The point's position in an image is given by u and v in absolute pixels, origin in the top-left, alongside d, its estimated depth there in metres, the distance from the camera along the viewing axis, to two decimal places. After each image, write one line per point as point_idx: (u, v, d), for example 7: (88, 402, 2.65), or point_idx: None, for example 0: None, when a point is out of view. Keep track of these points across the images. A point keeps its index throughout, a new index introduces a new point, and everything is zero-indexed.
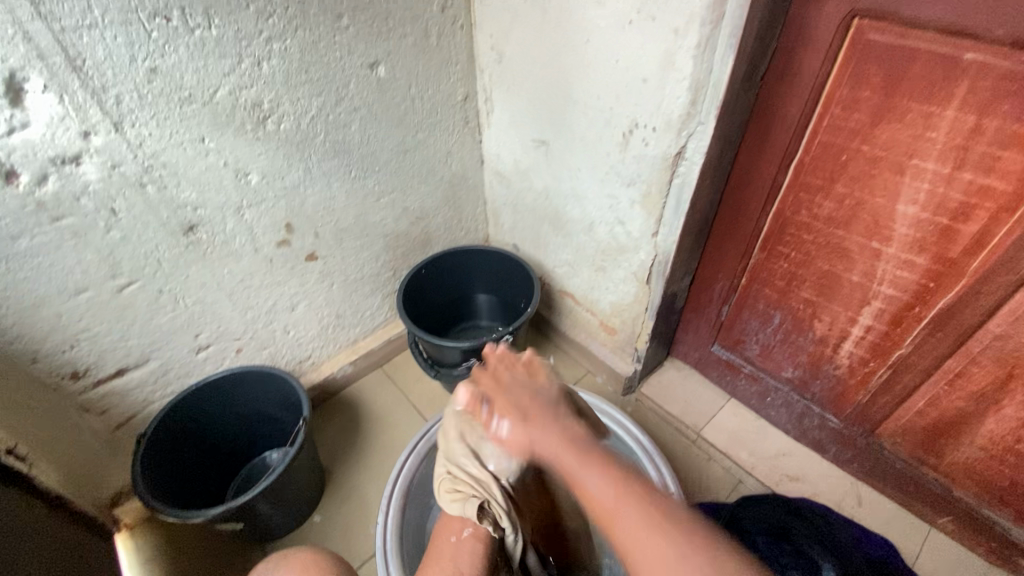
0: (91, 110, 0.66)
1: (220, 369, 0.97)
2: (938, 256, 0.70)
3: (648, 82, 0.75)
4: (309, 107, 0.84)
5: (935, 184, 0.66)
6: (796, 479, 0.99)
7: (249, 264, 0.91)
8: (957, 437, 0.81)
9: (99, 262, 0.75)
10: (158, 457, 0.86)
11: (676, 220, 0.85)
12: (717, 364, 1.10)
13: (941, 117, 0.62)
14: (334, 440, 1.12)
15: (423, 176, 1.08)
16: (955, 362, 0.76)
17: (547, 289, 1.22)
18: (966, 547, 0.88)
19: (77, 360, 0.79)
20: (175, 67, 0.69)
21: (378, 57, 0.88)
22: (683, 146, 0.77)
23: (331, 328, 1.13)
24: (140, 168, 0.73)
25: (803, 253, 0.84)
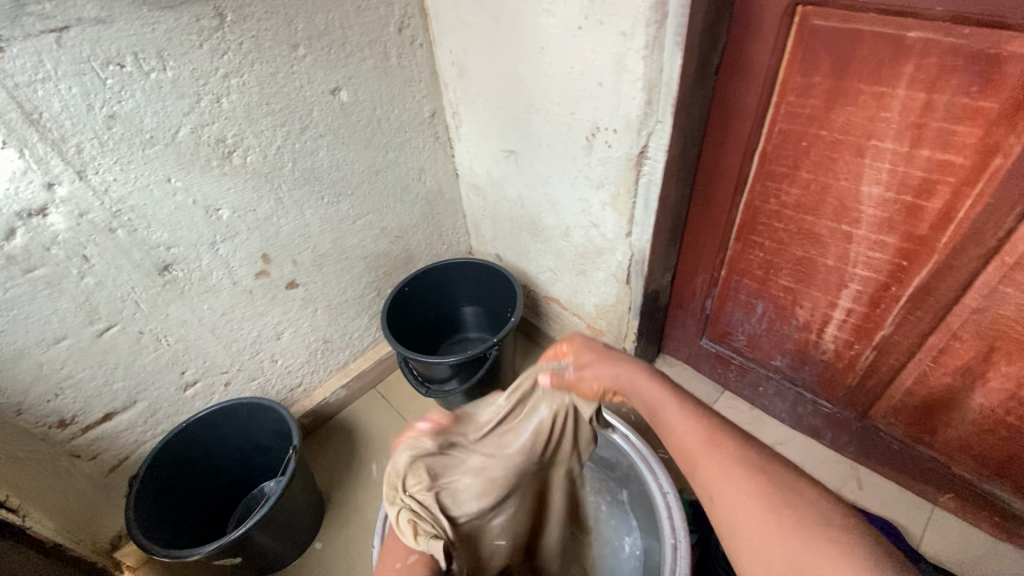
0: (52, 161, 0.66)
1: (209, 405, 0.97)
2: (907, 234, 0.70)
3: (604, 85, 0.75)
4: (273, 138, 0.85)
5: (895, 163, 0.66)
6: (794, 467, 0.98)
7: (229, 298, 0.92)
8: (948, 413, 0.80)
9: (76, 309, 0.75)
10: (152, 499, 0.86)
11: (647, 219, 0.85)
12: (708, 358, 1.09)
13: (893, 97, 0.62)
14: (331, 465, 1.12)
15: (398, 194, 1.08)
16: (936, 339, 0.75)
17: (533, 296, 1.22)
18: (970, 522, 0.87)
19: (63, 408, 0.79)
20: (134, 112, 0.70)
21: (339, 83, 0.89)
22: (645, 145, 0.77)
23: (320, 353, 1.13)
24: (108, 213, 0.73)
25: (777, 241, 0.84)
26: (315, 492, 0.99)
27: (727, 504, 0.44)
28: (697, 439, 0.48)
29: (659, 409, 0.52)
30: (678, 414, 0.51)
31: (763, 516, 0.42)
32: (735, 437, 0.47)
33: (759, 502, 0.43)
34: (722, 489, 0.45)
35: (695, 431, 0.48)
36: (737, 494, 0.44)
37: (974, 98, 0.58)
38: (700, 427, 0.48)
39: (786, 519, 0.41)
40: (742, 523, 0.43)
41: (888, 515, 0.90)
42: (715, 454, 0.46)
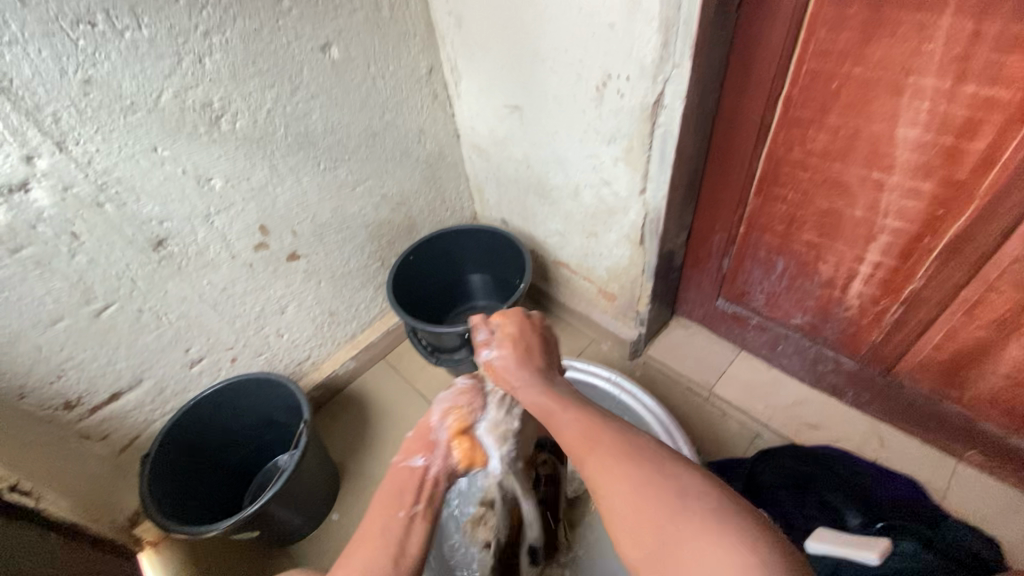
0: (29, 132, 0.62)
1: (217, 381, 0.95)
2: (945, 179, 0.65)
3: (615, 28, 0.69)
4: (263, 101, 0.80)
5: (936, 102, 0.61)
6: (814, 426, 0.96)
7: (228, 272, 0.88)
8: (979, 367, 0.77)
9: (70, 288, 0.72)
10: (165, 477, 0.85)
11: (663, 175, 0.80)
12: (724, 318, 1.06)
13: (937, 26, 0.56)
14: (344, 437, 1.11)
15: (397, 158, 1.03)
16: (971, 292, 0.71)
17: (542, 261, 1.18)
18: (994, 477, 0.85)
19: (67, 390, 0.78)
20: (111, 75, 0.65)
21: (329, 38, 0.83)
22: (661, 93, 0.71)
23: (326, 326, 1.11)
24: (94, 187, 0.70)
25: (801, 194, 0.79)
26: (330, 465, 0.98)
27: (609, 495, 0.44)
28: (589, 440, 0.48)
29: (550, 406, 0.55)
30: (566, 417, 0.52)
31: (639, 499, 0.42)
32: (610, 426, 0.49)
33: (635, 483, 0.43)
34: (601, 470, 0.46)
35: (571, 419, 0.52)
36: (624, 486, 0.43)
37: None
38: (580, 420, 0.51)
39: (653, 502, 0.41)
40: (618, 500, 0.43)
41: (911, 472, 0.88)
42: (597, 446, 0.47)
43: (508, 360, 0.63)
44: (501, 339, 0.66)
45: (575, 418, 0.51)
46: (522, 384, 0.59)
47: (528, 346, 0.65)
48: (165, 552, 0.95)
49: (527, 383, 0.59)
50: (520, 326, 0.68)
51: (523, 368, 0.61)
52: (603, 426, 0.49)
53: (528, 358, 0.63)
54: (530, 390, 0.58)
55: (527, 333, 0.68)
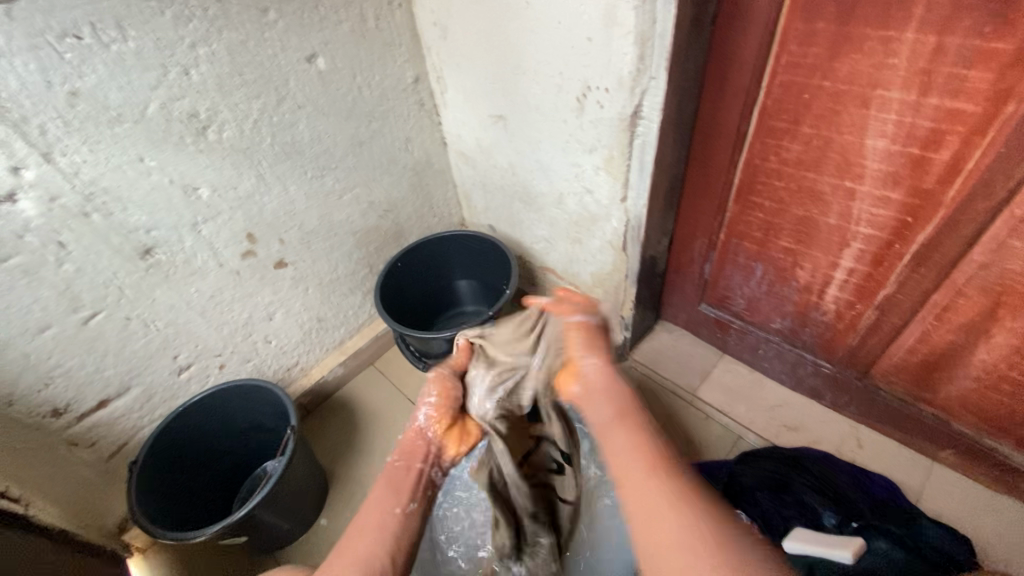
0: (16, 144, 0.63)
1: (205, 388, 0.96)
2: (913, 187, 0.67)
3: (593, 41, 0.71)
4: (249, 111, 0.81)
5: (902, 113, 0.63)
6: (795, 428, 0.98)
7: (216, 280, 0.89)
8: (951, 370, 0.79)
9: (57, 297, 0.73)
10: (153, 483, 0.86)
11: (643, 183, 0.82)
12: (707, 322, 1.08)
13: (900, 41, 0.58)
14: (332, 443, 1.12)
15: (384, 166, 1.05)
16: (940, 297, 0.73)
17: (529, 266, 1.20)
18: (968, 477, 0.87)
19: (55, 397, 0.79)
20: (97, 87, 0.66)
21: (315, 49, 0.84)
22: (639, 105, 0.73)
23: (315, 332, 1.12)
24: (81, 197, 0.70)
25: (777, 201, 0.81)
26: (318, 471, 0.99)
27: (652, 532, 0.47)
28: (652, 479, 0.50)
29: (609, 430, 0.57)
30: (627, 444, 0.55)
31: (679, 537, 0.45)
32: (669, 458, 0.53)
33: (683, 530, 0.45)
34: (653, 508, 0.48)
35: (637, 445, 0.54)
36: (669, 517, 0.47)
37: (988, 40, 0.54)
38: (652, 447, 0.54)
39: (693, 539, 0.45)
40: (661, 536, 0.46)
41: (888, 473, 0.90)
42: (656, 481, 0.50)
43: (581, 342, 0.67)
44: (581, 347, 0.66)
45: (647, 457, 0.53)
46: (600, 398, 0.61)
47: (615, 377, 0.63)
48: (153, 558, 0.96)
49: (617, 439, 0.56)
50: (602, 372, 0.63)
51: (609, 387, 0.62)
52: (664, 462, 0.52)
53: (616, 389, 0.61)
54: (599, 410, 0.60)
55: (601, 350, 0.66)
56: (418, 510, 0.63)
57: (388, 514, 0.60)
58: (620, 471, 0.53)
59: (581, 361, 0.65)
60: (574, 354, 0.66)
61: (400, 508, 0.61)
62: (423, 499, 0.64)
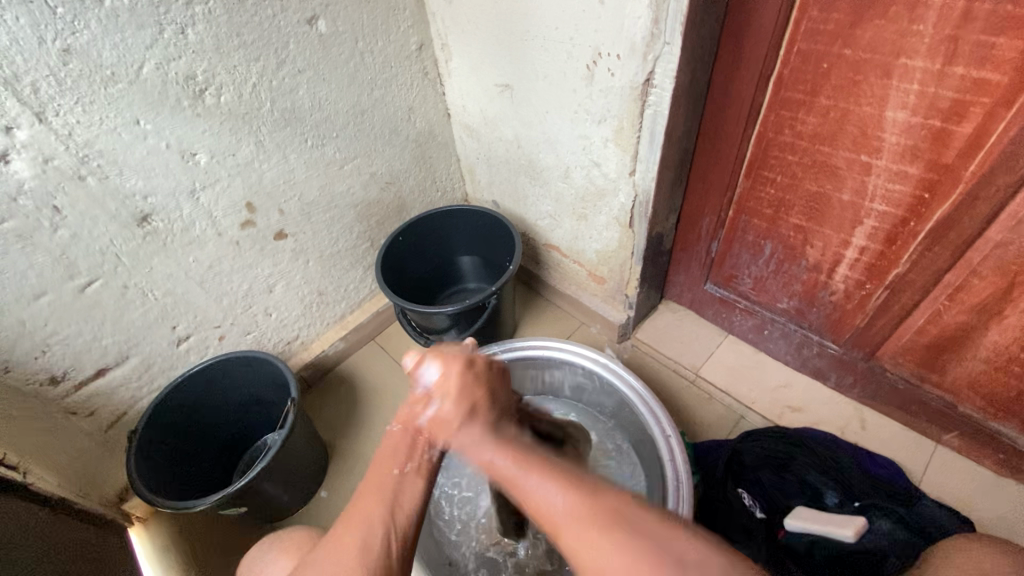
0: (7, 102, 0.61)
1: (205, 359, 0.95)
2: (932, 163, 0.65)
3: (606, 5, 0.68)
4: (248, 75, 0.78)
5: (925, 84, 0.61)
6: (798, 409, 0.97)
7: (215, 250, 0.88)
8: (960, 351, 0.78)
9: (52, 263, 0.72)
10: (152, 453, 0.86)
11: (652, 156, 0.80)
12: (712, 302, 1.06)
13: (927, 6, 0.56)
14: (332, 417, 1.12)
15: (386, 137, 1.02)
16: (953, 277, 0.72)
17: (532, 243, 1.18)
18: (972, 460, 0.87)
19: (53, 365, 0.78)
20: (90, 44, 0.64)
21: (316, 11, 0.81)
22: (651, 73, 0.71)
23: (315, 305, 1.11)
24: (75, 160, 0.68)
25: (789, 177, 0.79)
26: (318, 443, 0.99)
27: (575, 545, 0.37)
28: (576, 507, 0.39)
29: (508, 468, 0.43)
30: (507, 462, 0.44)
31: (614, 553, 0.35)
32: (539, 466, 0.42)
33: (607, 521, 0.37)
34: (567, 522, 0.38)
35: (503, 458, 0.44)
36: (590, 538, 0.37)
37: (1020, 4, 0.51)
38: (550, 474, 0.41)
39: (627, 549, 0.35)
40: (589, 558, 0.36)
41: (890, 455, 0.89)
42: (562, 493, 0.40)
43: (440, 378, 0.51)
44: (434, 389, 0.51)
45: (564, 493, 0.39)
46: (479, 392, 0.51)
47: (475, 397, 0.50)
48: (153, 527, 0.97)
49: (473, 435, 0.47)
50: (461, 379, 0.51)
51: (471, 424, 0.47)
52: (537, 476, 0.41)
53: (472, 420, 0.48)
54: (472, 438, 0.46)
55: (479, 387, 0.51)
56: (422, 473, 0.50)
57: (386, 472, 0.49)
58: (535, 511, 0.40)
59: (414, 372, 0.53)
60: (432, 390, 0.51)
61: (399, 468, 0.49)
62: (428, 470, 0.50)
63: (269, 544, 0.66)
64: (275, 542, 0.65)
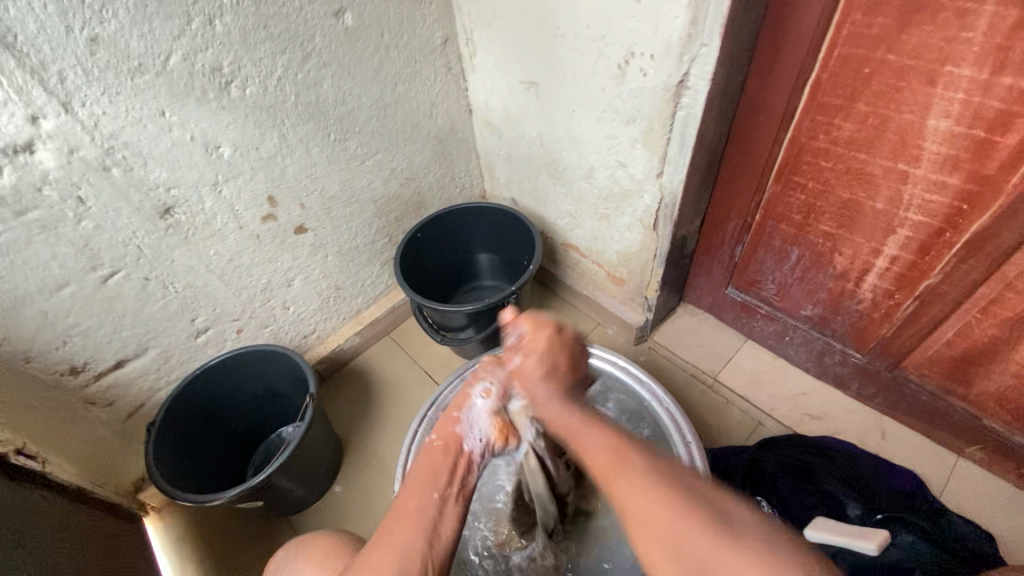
0: (34, 91, 0.60)
1: (223, 352, 0.95)
2: (973, 173, 0.64)
3: (641, 3, 0.67)
4: (273, 68, 0.77)
5: (970, 93, 0.59)
6: (818, 417, 0.96)
7: (236, 243, 0.87)
8: (989, 365, 0.77)
9: (75, 254, 0.71)
10: (170, 445, 0.86)
11: (682, 159, 0.78)
12: (733, 307, 1.05)
13: (978, 13, 0.54)
14: (347, 411, 1.11)
15: (408, 132, 1.01)
16: (988, 289, 0.71)
17: (551, 242, 1.17)
18: (994, 474, 0.86)
19: (74, 356, 0.78)
20: (118, 34, 0.63)
21: (343, 4, 0.80)
22: (685, 74, 0.69)
23: (332, 300, 1.10)
24: (101, 151, 0.68)
25: (821, 183, 0.77)
26: (334, 438, 0.98)
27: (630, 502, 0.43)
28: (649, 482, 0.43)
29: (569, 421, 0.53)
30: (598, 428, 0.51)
31: (681, 522, 0.40)
32: (640, 451, 0.47)
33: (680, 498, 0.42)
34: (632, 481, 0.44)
35: (586, 428, 0.51)
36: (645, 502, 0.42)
37: None
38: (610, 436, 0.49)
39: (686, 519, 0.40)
40: (639, 509, 0.42)
41: (911, 466, 0.88)
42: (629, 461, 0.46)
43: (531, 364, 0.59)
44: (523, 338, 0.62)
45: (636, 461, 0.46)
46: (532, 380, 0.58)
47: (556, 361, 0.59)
48: (168, 517, 0.97)
49: (547, 390, 0.57)
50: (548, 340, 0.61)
51: (548, 388, 0.57)
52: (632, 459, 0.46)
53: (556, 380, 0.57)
54: (549, 402, 0.56)
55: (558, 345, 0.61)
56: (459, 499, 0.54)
57: (425, 499, 0.52)
58: (623, 505, 0.43)
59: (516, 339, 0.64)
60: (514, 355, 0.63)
61: (439, 493, 0.53)
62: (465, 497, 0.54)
63: (294, 546, 0.65)
64: (299, 544, 0.65)
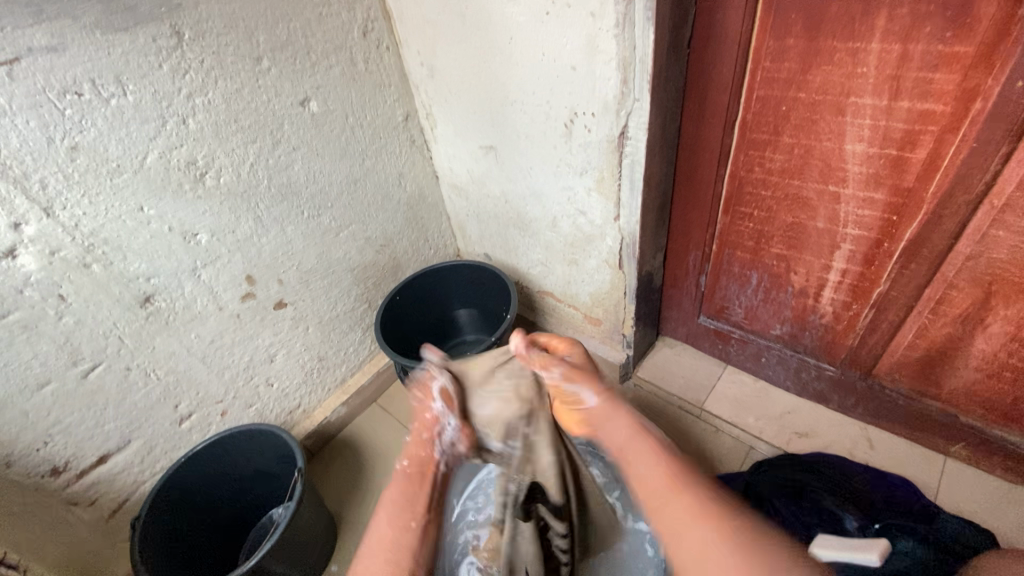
0: (17, 200, 0.64)
1: (207, 436, 0.94)
2: (895, 187, 0.70)
3: (577, 70, 0.75)
4: (246, 156, 0.82)
5: (876, 118, 0.66)
6: (803, 433, 0.97)
7: (216, 324, 0.89)
8: (953, 362, 0.80)
9: (56, 350, 0.72)
10: (156, 540, 0.83)
11: (634, 201, 0.84)
12: (708, 335, 1.09)
13: (867, 52, 0.62)
14: (338, 484, 1.09)
15: (379, 202, 1.07)
16: (933, 290, 0.75)
17: (526, 291, 1.21)
18: (983, 471, 0.87)
19: (55, 455, 0.77)
20: (96, 140, 0.68)
21: (308, 93, 0.87)
22: (625, 126, 0.76)
23: (316, 372, 1.11)
24: (81, 249, 0.70)
25: (765, 209, 0.83)
26: (325, 513, 0.96)
27: (687, 548, 0.44)
28: (660, 476, 0.50)
29: (625, 452, 0.54)
30: (647, 458, 0.52)
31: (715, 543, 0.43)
32: (692, 476, 0.49)
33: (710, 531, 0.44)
34: (684, 527, 0.45)
35: (652, 466, 0.51)
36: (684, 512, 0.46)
37: (949, 43, 0.57)
38: (663, 464, 0.51)
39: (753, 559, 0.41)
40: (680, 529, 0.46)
41: (903, 472, 0.89)
42: (678, 497, 0.47)
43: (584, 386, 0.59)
44: (561, 366, 0.61)
45: (659, 472, 0.50)
46: (603, 426, 0.57)
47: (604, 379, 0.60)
48: None
49: (620, 422, 0.56)
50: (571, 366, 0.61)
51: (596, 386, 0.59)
52: (638, 449, 0.53)
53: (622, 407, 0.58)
54: (620, 435, 0.55)
55: (592, 368, 0.61)
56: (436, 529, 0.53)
57: (405, 528, 0.52)
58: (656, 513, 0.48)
59: (559, 365, 0.60)
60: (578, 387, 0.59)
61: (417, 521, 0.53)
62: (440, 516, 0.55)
63: None
64: None
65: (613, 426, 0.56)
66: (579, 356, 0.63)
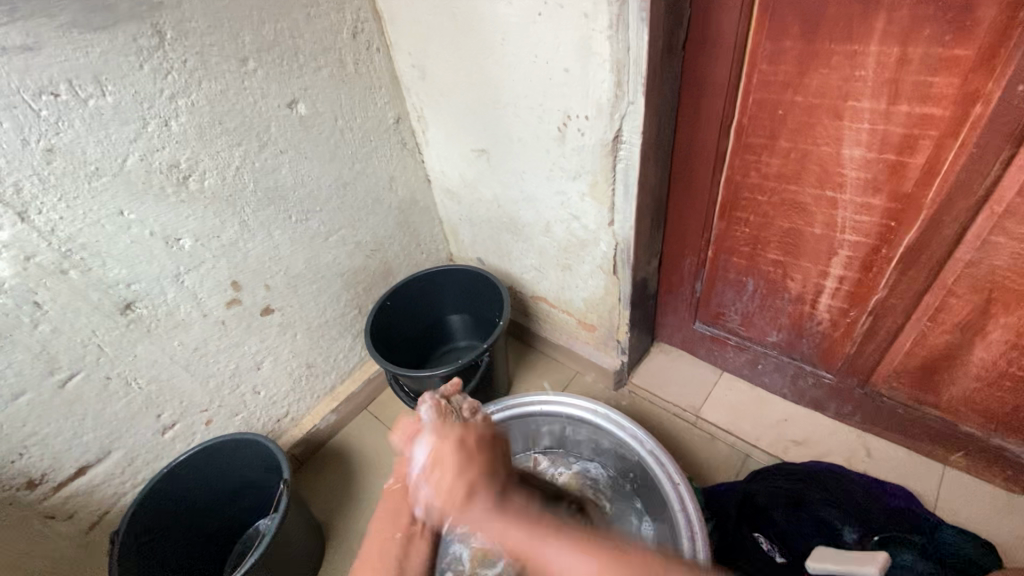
0: None
1: (191, 447, 0.92)
2: (893, 193, 0.69)
3: (570, 72, 0.73)
4: (231, 159, 0.80)
5: (874, 122, 0.65)
6: (800, 442, 0.96)
7: (201, 331, 0.87)
8: (952, 370, 0.79)
9: (32, 359, 0.70)
10: (136, 555, 0.80)
11: (628, 206, 0.82)
12: (704, 341, 1.07)
13: (865, 55, 0.61)
14: (327, 494, 1.07)
15: (369, 206, 1.05)
16: (932, 297, 0.74)
17: (520, 296, 1.19)
18: (982, 479, 0.86)
19: (30, 467, 0.74)
20: (73, 142, 0.65)
21: (295, 95, 0.85)
22: (620, 129, 0.74)
23: (304, 379, 1.09)
24: (57, 255, 0.68)
25: (762, 215, 0.82)
26: (313, 524, 0.94)
27: None
28: (588, 571, 0.44)
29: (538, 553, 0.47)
30: (559, 552, 0.46)
31: None
32: (620, 562, 0.44)
33: None
34: None
35: (571, 559, 0.45)
36: None
37: (948, 47, 0.56)
38: (585, 562, 0.45)
39: None
40: None
41: (901, 481, 0.88)
42: None
43: (438, 493, 0.54)
44: (430, 466, 0.56)
45: (581, 567, 0.44)
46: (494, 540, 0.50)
47: (470, 471, 0.54)
48: None
49: (481, 511, 0.51)
50: (452, 454, 0.55)
51: (467, 489, 0.53)
52: (548, 545, 0.47)
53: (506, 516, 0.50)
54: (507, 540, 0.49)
55: (466, 452, 0.55)
56: (421, 536, 0.63)
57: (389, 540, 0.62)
58: None
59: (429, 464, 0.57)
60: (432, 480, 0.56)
61: (402, 533, 0.63)
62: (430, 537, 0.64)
63: None
64: None
65: (478, 524, 0.52)
66: (461, 441, 0.56)
